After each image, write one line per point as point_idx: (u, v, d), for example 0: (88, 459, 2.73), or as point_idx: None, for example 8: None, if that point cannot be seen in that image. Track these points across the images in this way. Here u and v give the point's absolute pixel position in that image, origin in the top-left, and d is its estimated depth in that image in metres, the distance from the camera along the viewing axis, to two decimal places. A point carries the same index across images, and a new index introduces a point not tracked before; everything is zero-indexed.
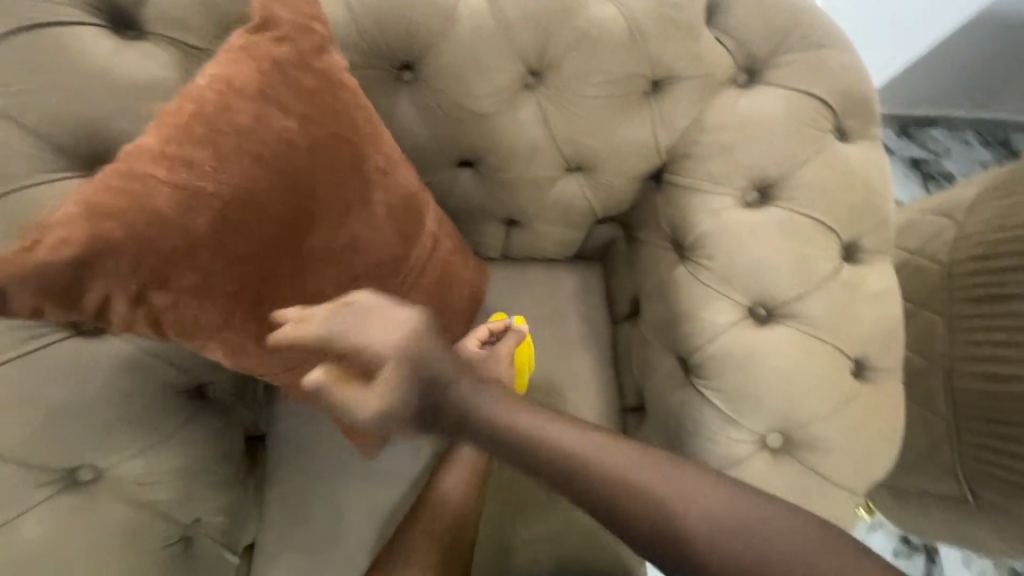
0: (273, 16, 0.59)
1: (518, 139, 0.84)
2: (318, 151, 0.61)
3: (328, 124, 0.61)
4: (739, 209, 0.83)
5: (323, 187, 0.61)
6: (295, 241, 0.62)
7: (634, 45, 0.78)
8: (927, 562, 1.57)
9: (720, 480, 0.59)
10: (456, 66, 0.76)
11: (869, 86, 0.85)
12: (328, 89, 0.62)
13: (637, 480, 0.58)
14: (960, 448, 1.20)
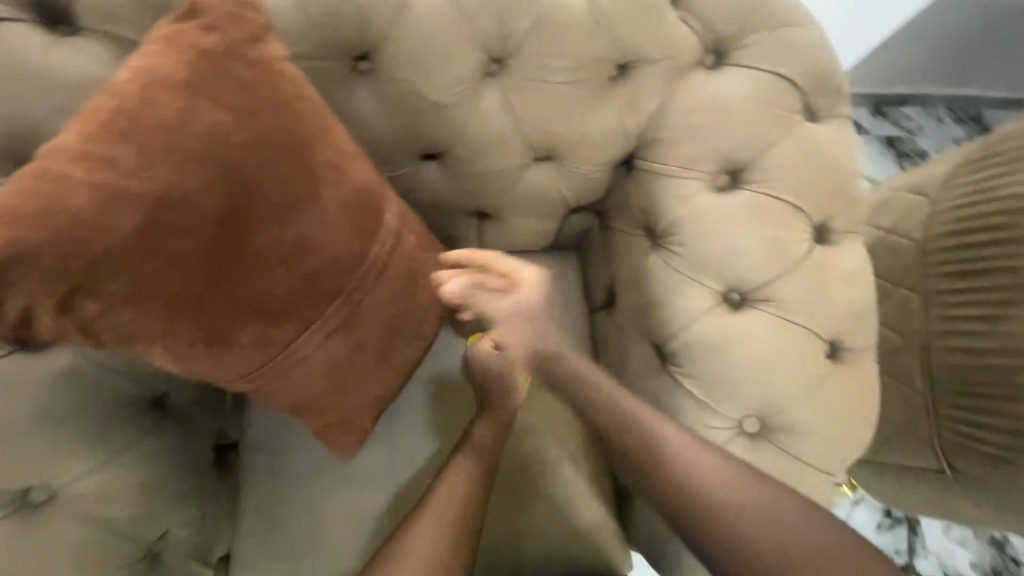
0: (199, 5, 0.57)
1: (482, 129, 0.81)
2: (256, 144, 0.58)
3: (265, 117, 0.59)
4: (710, 193, 0.82)
5: (262, 182, 0.59)
6: (236, 240, 0.59)
7: (596, 29, 0.76)
8: (910, 533, 1.60)
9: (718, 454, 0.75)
10: (413, 55, 0.73)
11: (836, 63, 0.84)
12: (265, 81, 0.59)
13: (654, 429, 0.78)
14: (938, 422, 1.22)
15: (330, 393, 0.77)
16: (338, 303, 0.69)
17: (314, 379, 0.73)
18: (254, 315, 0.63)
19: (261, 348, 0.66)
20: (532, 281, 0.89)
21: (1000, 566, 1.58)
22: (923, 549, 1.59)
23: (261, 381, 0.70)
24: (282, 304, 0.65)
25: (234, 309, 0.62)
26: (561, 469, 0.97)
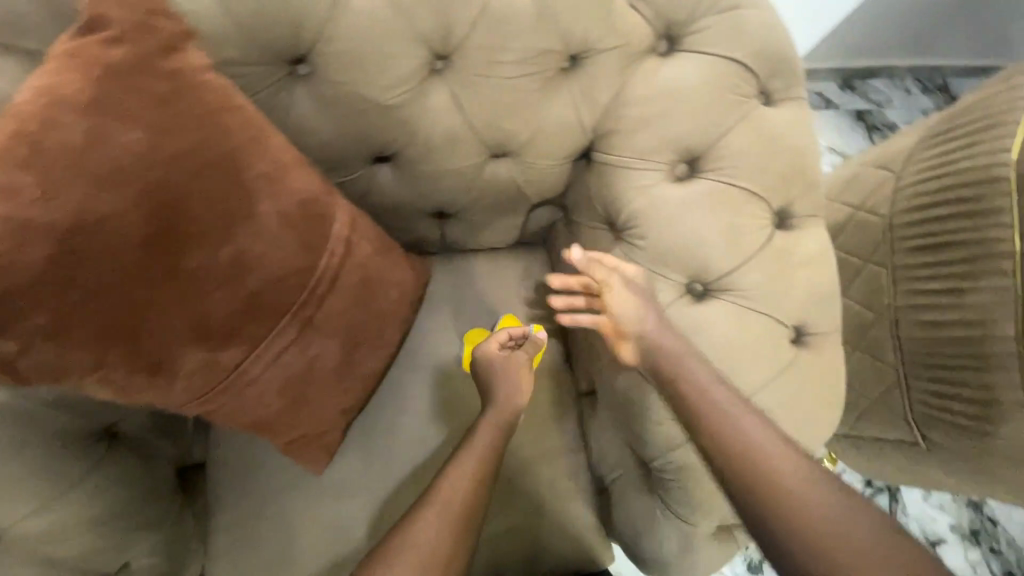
0: (102, 16, 0.54)
1: (433, 128, 0.79)
2: (180, 163, 0.56)
3: (187, 133, 0.56)
4: (668, 183, 0.81)
5: (190, 202, 0.57)
6: (168, 264, 0.57)
7: (543, 20, 0.73)
8: (890, 501, 1.63)
9: (771, 433, 0.70)
10: (353, 56, 0.70)
11: (791, 43, 0.82)
12: (182, 94, 0.56)
13: (714, 401, 0.73)
14: (910, 393, 1.24)
15: (291, 409, 0.76)
16: (288, 318, 0.68)
17: (271, 395, 0.72)
18: (197, 339, 0.61)
19: (209, 372, 0.65)
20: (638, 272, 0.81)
21: (978, 526, 1.62)
22: (904, 516, 1.62)
23: (214, 404, 0.69)
24: (226, 326, 0.63)
25: (174, 335, 0.60)
26: (538, 468, 0.97)
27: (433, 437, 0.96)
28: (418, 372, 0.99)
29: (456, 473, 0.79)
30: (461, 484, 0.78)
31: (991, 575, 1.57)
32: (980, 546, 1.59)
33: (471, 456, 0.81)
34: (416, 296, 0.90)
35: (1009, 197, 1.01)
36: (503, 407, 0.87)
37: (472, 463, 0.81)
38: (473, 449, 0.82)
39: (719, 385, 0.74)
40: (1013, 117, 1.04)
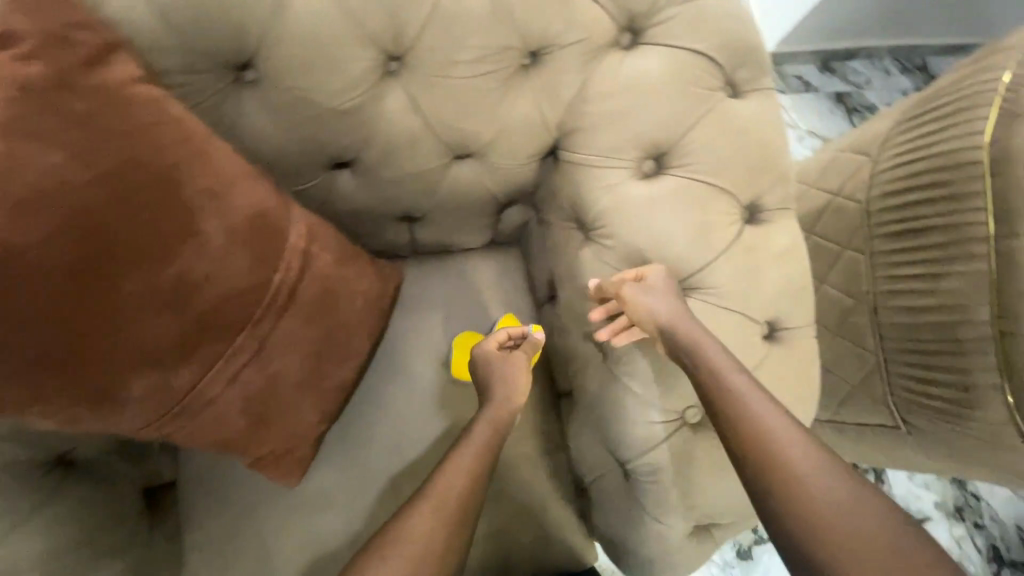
0: (16, 34, 0.52)
1: (393, 131, 0.76)
2: (110, 183, 0.54)
3: (116, 151, 0.54)
4: (635, 181, 0.79)
5: (124, 223, 0.55)
6: (104, 290, 0.55)
7: (500, 17, 0.70)
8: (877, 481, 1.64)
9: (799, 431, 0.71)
10: (300, 60, 0.66)
11: (757, 32, 0.80)
12: (108, 111, 0.54)
13: (748, 401, 0.73)
14: (890, 378, 1.24)
15: (254, 428, 0.74)
16: (243, 337, 0.65)
17: (231, 417, 0.70)
18: (143, 364, 0.59)
19: (160, 397, 0.63)
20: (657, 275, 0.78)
21: (963, 503, 1.64)
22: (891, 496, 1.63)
23: (170, 428, 0.67)
24: (174, 349, 0.60)
25: (117, 362, 0.58)
26: (520, 470, 0.95)
27: (417, 441, 0.95)
28: (395, 379, 0.96)
29: (450, 474, 0.77)
30: (455, 484, 0.77)
31: (975, 549, 1.59)
32: (964, 522, 1.62)
33: (470, 456, 0.80)
34: (386, 302, 0.88)
35: (982, 180, 1.00)
36: (488, 413, 0.85)
37: (466, 463, 0.79)
38: (470, 447, 0.81)
39: (752, 387, 0.74)
40: (985, 100, 1.03)
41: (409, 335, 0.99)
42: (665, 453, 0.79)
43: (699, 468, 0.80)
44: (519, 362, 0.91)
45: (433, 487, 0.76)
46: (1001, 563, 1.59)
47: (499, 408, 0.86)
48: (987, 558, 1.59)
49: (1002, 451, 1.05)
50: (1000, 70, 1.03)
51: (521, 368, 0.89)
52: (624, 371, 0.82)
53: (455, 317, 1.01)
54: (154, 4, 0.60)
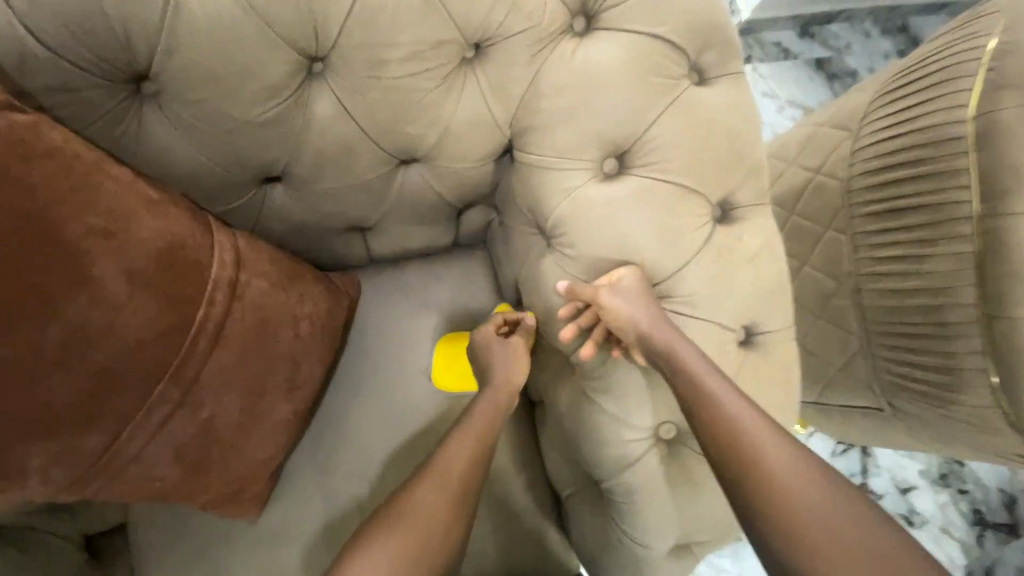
0: None
1: (325, 138, 0.68)
2: None
3: None
4: (596, 183, 0.73)
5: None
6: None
7: (434, 7, 0.62)
8: (862, 454, 1.56)
9: (783, 445, 0.66)
10: (207, 68, 0.58)
11: (724, 9, 0.72)
12: None
13: (733, 417, 0.67)
14: (874, 358, 1.17)
15: (190, 477, 0.67)
16: (162, 387, 0.59)
17: (161, 470, 0.64)
18: (42, 429, 0.53)
19: (70, 460, 0.57)
20: (631, 276, 0.72)
21: (946, 469, 1.56)
22: (874, 468, 1.57)
23: (89, 490, 0.61)
24: (77, 408, 0.54)
25: (11, 430, 0.52)
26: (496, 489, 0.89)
27: (383, 465, 0.88)
28: (355, 400, 0.89)
29: (423, 497, 0.71)
30: (423, 509, 0.70)
31: (959, 515, 1.52)
32: (948, 489, 1.54)
33: (441, 476, 0.73)
34: (338, 324, 0.80)
35: (968, 156, 0.92)
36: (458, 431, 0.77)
37: (436, 483, 0.72)
38: (439, 470, 0.73)
39: (734, 397, 0.69)
40: (969, 70, 0.95)
41: (365, 353, 0.91)
42: (639, 473, 0.75)
43: (676, 488, 0.76)
44: (515, 346, 0.83)
45: (396, 514, 0.70)
46: (985, 526, 1.52)
47: (470, 422, 0.77)
48: (971, 522, 1.52)
49: (986, 433, 1.01)
50: (987, 36, 0.95)
51: (517, 353, 0.81)
52: (593, 389, 0.77)
53: (413, 330, 0.93)
54: (19, 13, 0.52)
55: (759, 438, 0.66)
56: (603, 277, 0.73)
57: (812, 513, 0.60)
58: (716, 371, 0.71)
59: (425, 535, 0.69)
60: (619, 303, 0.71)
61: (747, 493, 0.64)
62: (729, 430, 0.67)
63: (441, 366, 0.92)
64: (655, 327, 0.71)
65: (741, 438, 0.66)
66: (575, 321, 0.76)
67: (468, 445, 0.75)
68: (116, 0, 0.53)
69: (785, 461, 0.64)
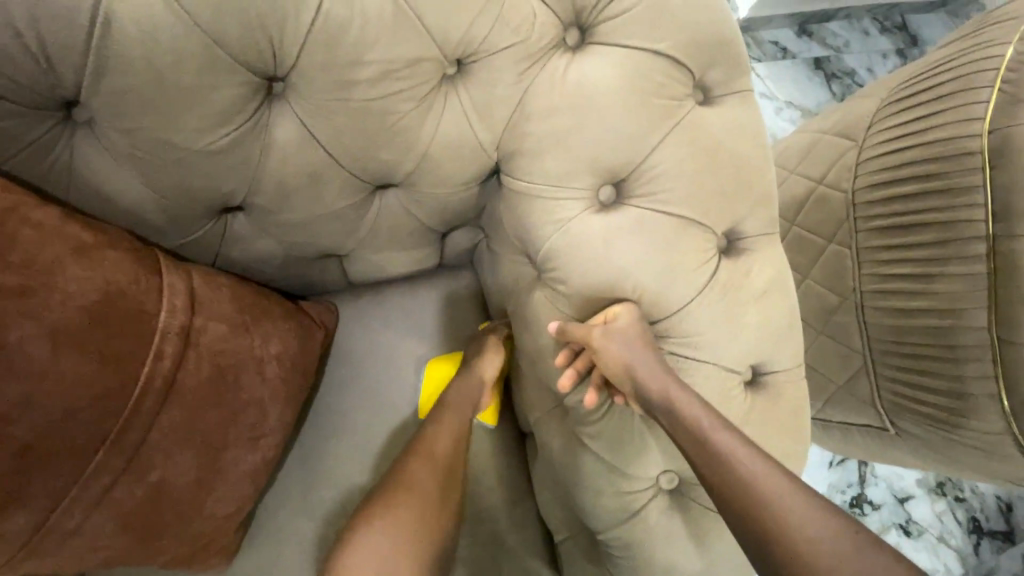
0: None
1: (289, 166, 0.61)
2: None
3: None
4: (591, 213, 0.66)
5: None
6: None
7: (407, 22, 0.55)
8: (859, 464, 1.47)
9: (809, 496, 0.56)
10: (146, 92, 0.51)
11: (732, 21, 0.66)
12: None
13: (752, 470, 0.58)
14: (877, 377, 1.06)
15: (142, 542, 0.60)
16: (102, 456, 0.52)
17: (109, 539, 0.57)
18: None
19: None
20: (626, 317, 0.66)
21: (943, 478, 1.48)
22: (873, 477, 1.47)
23: (25, 568, 0.54)
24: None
25: None
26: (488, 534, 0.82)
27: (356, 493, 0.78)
28: (330, 442, 0.82)
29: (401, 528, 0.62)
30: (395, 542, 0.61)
31: (956, 525, 1.45)
32: (945, 497, 1.47)
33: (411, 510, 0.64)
34: (309, 364, 0.73)
35: (983, 172, 0.83)
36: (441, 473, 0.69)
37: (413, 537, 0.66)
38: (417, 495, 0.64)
39: (747, 448, 0.61)
40: (985, 80, 0.86)
41: (343, 389, 0.84)
42: (640, 526, 0.70)
43: (680, 540, 0.70)
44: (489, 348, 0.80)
45: (361, 555, 0.63)
46: (980, 534, 1.45)
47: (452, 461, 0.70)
48: (967, 531, 1.45)
49: (995, 459, 0.92)
50: (1005, 44, 0.86)
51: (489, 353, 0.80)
52: (588, 435, 0.71)
53: (395, 362, 0.86)
54: None
55: (779, 487, 0.57)
56: (598, 317, 0.68)
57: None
58: (727, 421, 0.63)
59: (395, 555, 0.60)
60: (620, 350, 0.65)
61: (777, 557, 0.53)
62: (745, 482, 0.58)
63: (429, 396, 0.86)
64: (656, 373, 0.65)
65: (761, 491, 0.57)
66: (565, 364, 0.71)
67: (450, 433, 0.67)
68: (31, 17, 0.45)
69: (809, 507, 0.55)
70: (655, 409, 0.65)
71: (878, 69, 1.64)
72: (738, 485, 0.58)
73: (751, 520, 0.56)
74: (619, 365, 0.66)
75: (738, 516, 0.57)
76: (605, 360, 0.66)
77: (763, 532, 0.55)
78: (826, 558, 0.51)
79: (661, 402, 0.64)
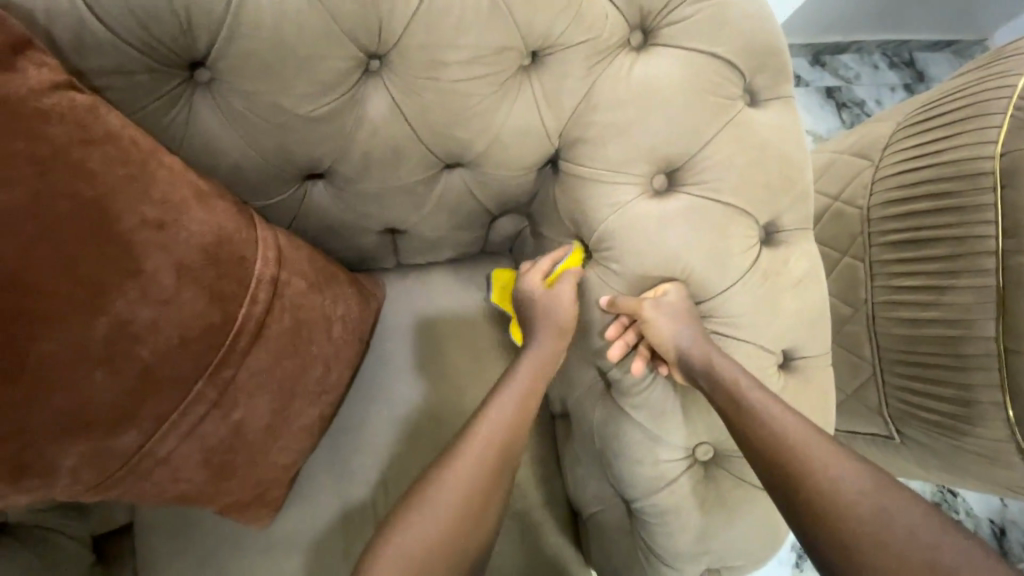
0: None
1: (376, 139, 0.67)
2: (38, 224, 0.46)
3: (44, 186, 0.47)
4: (646, 199, 0.72)
5: (54, 271, 0.47)
6: (22, 351, 0.47)
7: (497, 12, 0.61)
8: None
9: (846, 457, 0.60)
10: (268, 56, 0.57)
11: (780, 34, 0.72)
12: (24, 137, 0.46)
13: (792, 437, 0.62)
14: (885, 389, 1.09)
15: (215, 481, 0.64)
16: (201, 386, 0.57)
17: (189, 473, 0.61)
18: (76, 428, 0.51)
19: (101, 461, 0.54)
20: (675, 294, 0.72)
21: (939, 499, 1.52)
22: None
23: (115, 490, 0.58)
24: (118, 407, 0.52)
25: (43, 427, 0.50)
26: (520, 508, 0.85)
27: (402, 456, 0.82)
28: (371, 412, 0.83)
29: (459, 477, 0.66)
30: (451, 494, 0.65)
31: None
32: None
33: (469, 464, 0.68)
34: (368, 328, 0.78)
35: (994, 192, 0.89)
36: None
37: None
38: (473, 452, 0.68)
39: (788, 415, 0.65)
40: (997, 106, 0.92)
41: (383, 365, 0.84)
42: (675, 495, 0.75)
43: (715, 508, 0.75)
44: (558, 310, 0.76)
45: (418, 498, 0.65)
46: None
47: None
48: None
49: (998, 467, 0.96)
50: (1016, 76, 0.92)
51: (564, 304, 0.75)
52: (632, 406, 0.76)
53: (438, 341, 0.87)
54: None
55: (819, 450, 0.61)
56: (650, 293, 0.73)
57: (895, 530, 0.53)
58: (775, 398, 0.67)
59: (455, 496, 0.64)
60: (666, 324, 0.71)
61: (817, 514, 0.57)
62: (786, 447, 0.61)
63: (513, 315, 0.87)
64: (701, 347, 0.71)
65: (797, 454, 0.61)
66: (614, 334, 0.76)
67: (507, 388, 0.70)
68: None
69: (847, 465, 0.59)
70: (700, 381, 0.70)
71: (886, 101, 1.73)
72: (779, 448, 0.62)
73: (790, 479, 0.60)
74: (670, 337, 0.71)
75: (777, 479, 0.61)
76: (654, 330, 0.71)
77: (802, 488, 0.58)
78: (864, 509, 0.55)
79: (704, 374, 0.70)
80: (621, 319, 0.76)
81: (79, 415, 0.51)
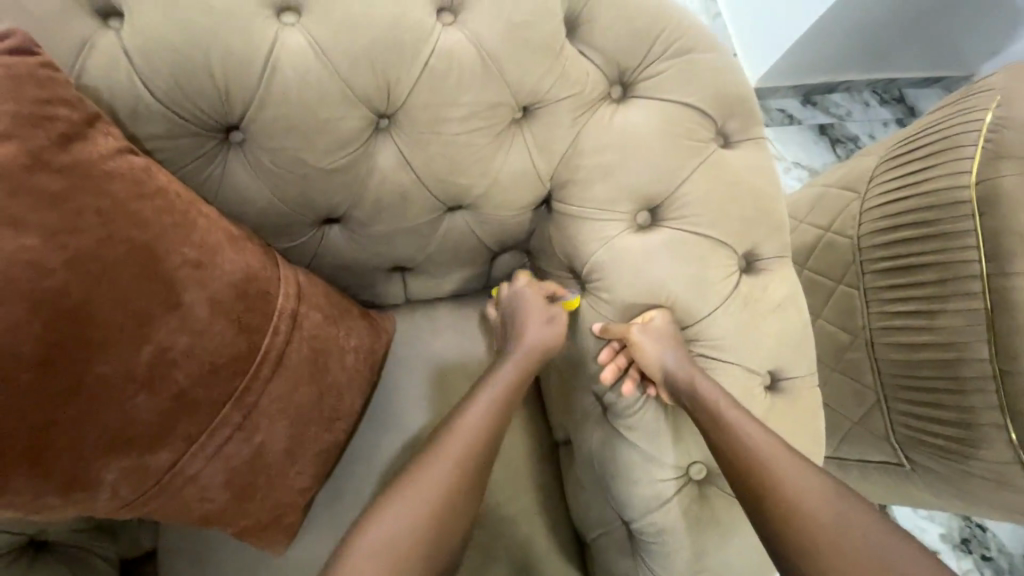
0: None
1: (385, 186, 0.75)
2: (96, 266, 0.54)
3: (104, 233, 0.54)
4: (632, 233, 0.79)
5: (105, 306, 0.54)
6: (79, 375, 0.54)
7: (490, 74, 0.70)
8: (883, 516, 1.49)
9: None
10: (292, 119, 0.66)
11: (748, 84, 0.80)
12: (86, 194, 0.54)
13: None
14: (890, 413, 1.11)
15: (237, 502, 0.69)
16: (228, 409, 0.63)
17: (214, 492, 0.66)
18: (118, 446, 0.57)
19: (138, 477, 0.60)
20: (661, 319, 0.77)
21: (968, 534, 1.49)
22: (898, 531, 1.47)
23: (147, 507, 0.63)
24: (155, 426, 0.58)
25: (92, 445, 0.56)
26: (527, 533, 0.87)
27: None
28: (382, 439, 0.87)
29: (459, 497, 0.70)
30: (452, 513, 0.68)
31: None
32: (971, 555, 1.46)
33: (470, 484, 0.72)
34: (379, 359, 0.84)
35: (972, 219, 0.93)
36: None
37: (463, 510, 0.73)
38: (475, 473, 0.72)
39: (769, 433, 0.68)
40: (968, 139, 0.97)
41: (393, 394, 0.89)
42: (670, 514, 0.77)
43: (710, 528, 0.77)
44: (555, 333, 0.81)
45: None
46: None
47: None
48: None
49: (1007, 491, 0.96)
50: (983, 111, 0.98)
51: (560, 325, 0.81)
52: (626, 427, 0.80)
53: (445, 371, 0.92)
54: (142, 74, 0.60)
55: None
56: (638, 317, 0.79)
57: None
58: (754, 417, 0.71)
59: (454, 512, 0.68)
60: (653, 347, 0.76)
61: None
62: None
63: None
64: (688, 370, 0.75)
65: None
66: (606, 354, 0.81)
67: (507, 411, 0.75)
68: (223, 64, 0.61)
69: None
70: (688, 403, 0.74)
71: (879, 135, 1.81)
72: None
73: None
74: (657, 361, 0.76)
75: None
76: (641, 348, 0.76)
77: None
78: None
79: (691, 394, 0.74)
80: (613, 342, 0.81)
81: (122, 433, 0.57)
